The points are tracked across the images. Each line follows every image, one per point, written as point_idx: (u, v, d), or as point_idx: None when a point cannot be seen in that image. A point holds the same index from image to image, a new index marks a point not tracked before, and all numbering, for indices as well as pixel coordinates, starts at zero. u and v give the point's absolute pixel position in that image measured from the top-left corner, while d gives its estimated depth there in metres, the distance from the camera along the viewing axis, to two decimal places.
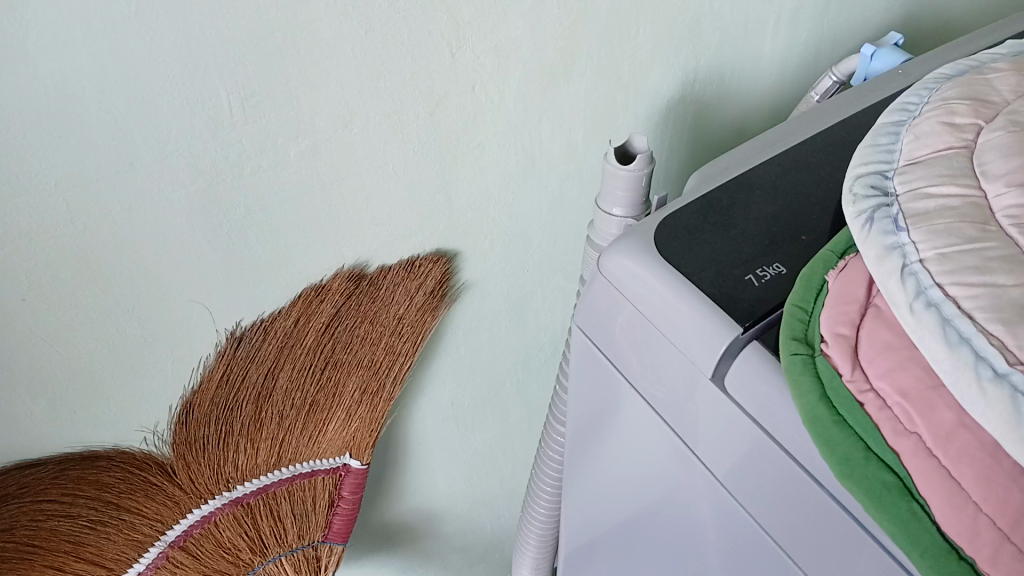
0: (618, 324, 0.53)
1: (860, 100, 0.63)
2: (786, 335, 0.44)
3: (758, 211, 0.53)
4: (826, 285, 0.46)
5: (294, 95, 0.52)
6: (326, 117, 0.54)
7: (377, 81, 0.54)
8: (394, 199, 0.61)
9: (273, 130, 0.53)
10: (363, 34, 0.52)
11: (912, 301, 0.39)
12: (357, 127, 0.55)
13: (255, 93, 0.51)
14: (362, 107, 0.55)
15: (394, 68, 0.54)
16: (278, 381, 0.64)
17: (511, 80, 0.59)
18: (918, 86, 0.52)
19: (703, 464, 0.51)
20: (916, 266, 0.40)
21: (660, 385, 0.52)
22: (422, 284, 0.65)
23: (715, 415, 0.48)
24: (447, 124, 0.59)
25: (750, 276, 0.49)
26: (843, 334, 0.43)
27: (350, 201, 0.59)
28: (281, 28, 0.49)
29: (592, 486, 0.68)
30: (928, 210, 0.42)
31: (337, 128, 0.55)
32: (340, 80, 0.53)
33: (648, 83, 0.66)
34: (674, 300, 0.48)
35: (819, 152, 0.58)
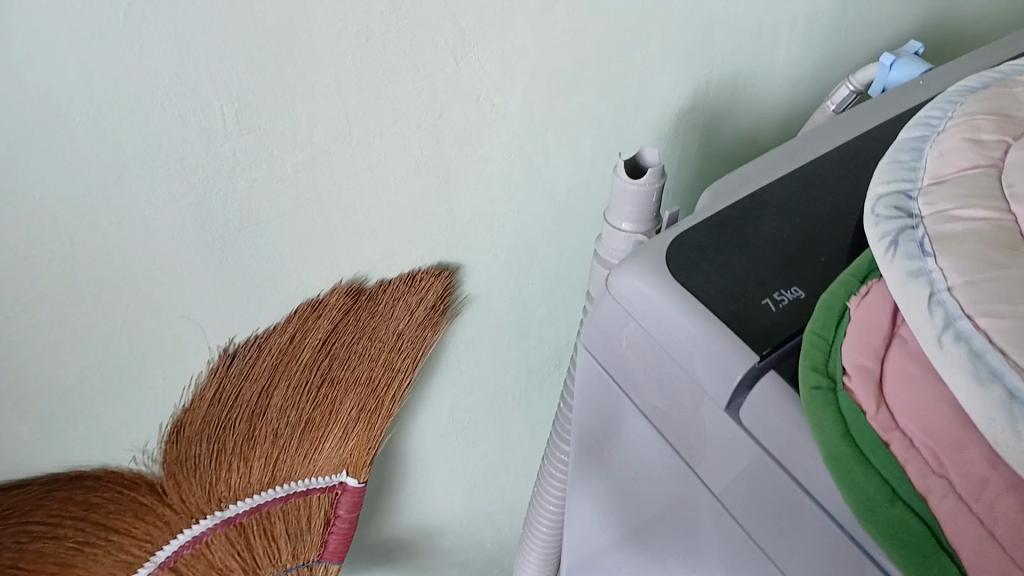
0: (628, 349, 0.51)
1: (880, 113, 0.60)
2: (806, 366, 0.42)
3: (774, 230, 0.51)
4: (848, 311, 0.44)
5: (291, 108, 0.50)
6: (324, 128, 0.52)
7: (377, 90, 0.52)
8: (396, 211, 0.58)
9: (268, 140, 0.50)
10: (364, 42, 0.49)
11: (942, 334, 0.37)
12: (356, 138, 0.53)
13: (250, 104, 0.48)
14: (363, 117, 0.52)
15: (396, 78, 0.52)
16: (273, 399, 0.62)
17: (518, 89, 0.57)
18: (933, 111, 0.52)
19: (715, 497, 0.48)
20: (944, 294, 0.38)
21: (671, 414, 0.49)
22: (423, 298, 0.63)
23: (727, 448, 0.46)
24: (450, 136, 0.56)
25: (766, 300, 0.47)
26: (866, 367, 0.40)
27: (348, 216, 0.56)
28: (278, 38, 0.47)
29: (598, 508, 0.66)
30: (954, 235, 0.41)
31: (335, 139, 0.52)
32: (339, 91, 0.50)
33: (659, 92, 0.64)
34: (688, 329, 0.46)
35: (837, 167, 0.55)
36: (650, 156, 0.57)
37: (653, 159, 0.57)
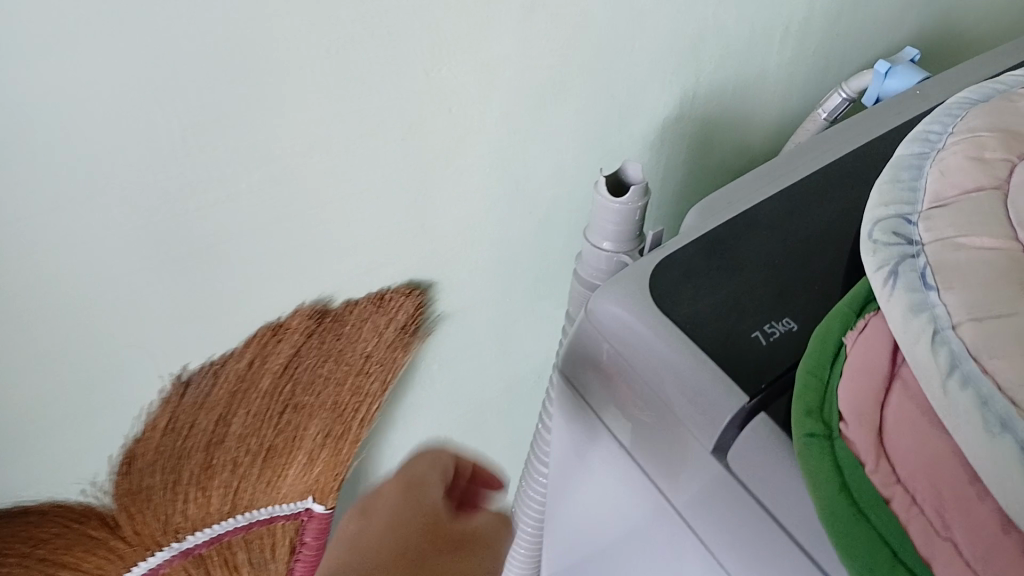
0: (604, 381, 0.47)
1: (876, 124, 0.57)
2: (800, 411, 0.39)
3: (766, 254, 0.48)
4: (844, 349, 0.41)
5: (247, 125, 0.45)
6: (285, 144, 0.47)
7: (342, 104, 0.47)
8: (364, 229, 0.54)
9: (223, 159, 0.46)
10: (329, 52, 0.45)
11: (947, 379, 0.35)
12: (319, 154, 0.49)
13: (205, 121, 0.44)
14: (327, 131, 0.48)
15: (364, 91, 0.48)
16: (231, 428, 0.58)
17: (495, 99, 0.53)
18: (925, 133, 0.50)
19: (692, 542, 0.45)
20: (949, 333, 0.36)
21: (648, 453, 0.46)
22: (393, 319, 0.59)
23: (704, 497, 0.43)
24: (422, 150, 0.52)
25: (756, 332, 0.43)
26: (865, 414, 0.37)
27: (313, 235, 0.53)
28: (232, 51, 0.42)
29: (575, 538, 0.63)
30: (959, 268, 0.38)
31: (297, 155, 0.48)
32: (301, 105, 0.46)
33: (645, 101, 0.60)
34: (672, 365, 0.43)
35: (832, 183, 0.52)
36: (634, 171, 0.54)
37: (638, 174, 0.53)
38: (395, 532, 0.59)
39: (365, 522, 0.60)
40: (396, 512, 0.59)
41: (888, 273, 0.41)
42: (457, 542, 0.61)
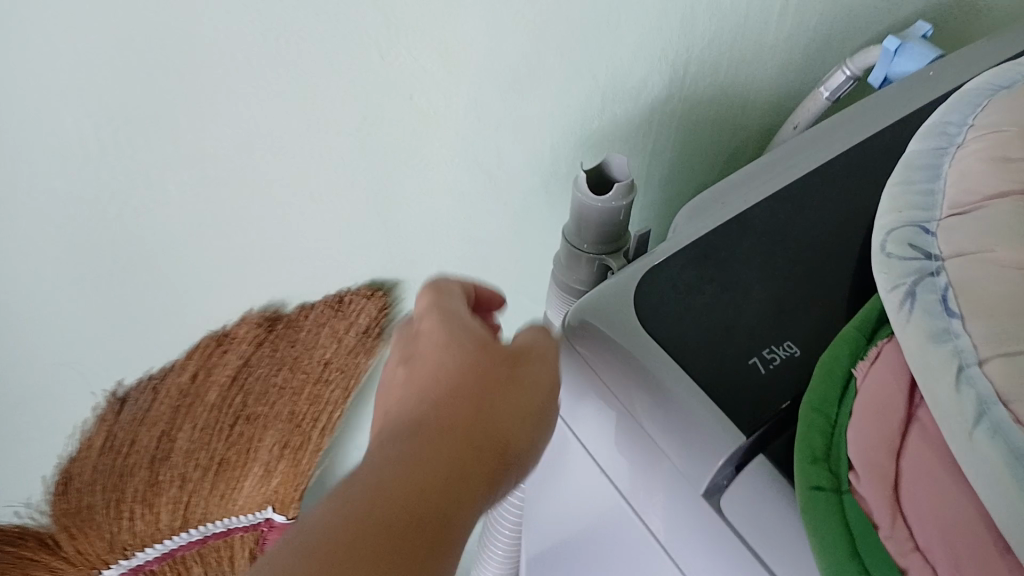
0: (575, 405, 0.42)
1: (886, 112, 0.52)
2: (805, 458, 0.34)
3: (765, 265, 0.43)
4: (853, 384, 0.36)
5: (178, 121, 0.39)
6: (222, 142, 0.41)
7: (286, 95, 0.41)
8: (319, 227, 0.49)
9: (148, 161, 0.40)
10: (269, 38, 0.39)
11: (973, 427, 0.31)
12: (260, 151, 0.43)
13: (122, 121, 0.38)
14: (271, 126, 0.42)
15: (310, 79, 0.41)
16: (176, 443, 0.53)
17: (463, 86, 0.47)
18: (936, 131, 0.45)
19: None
20: (974, 371, 0.32)
21: (625, 485, 0.41)
22: (353, 324, 0.54)
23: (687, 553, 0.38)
24: (384, 142, 0.47)
25: (754, 359, 0.39)
26: (879, 467, 0.33)
27: (260, 237, 0.47)
28: (148, 40, 0.36)
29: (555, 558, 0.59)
30: (984, 293, 0.35)
31: (236, 153, 0.42)
32: (238, 97, 0.40)
33: (632, 82, 0.54)
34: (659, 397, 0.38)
35: (839, 180, 0.47)
36: (618, 165, 0.48)
37: (622, 168, 0.48)
38: (459, 378, 0.37)
39: (416, 366, 0.38)
40: (455, 352, 0.38)
41: (904, 294, 0.36)
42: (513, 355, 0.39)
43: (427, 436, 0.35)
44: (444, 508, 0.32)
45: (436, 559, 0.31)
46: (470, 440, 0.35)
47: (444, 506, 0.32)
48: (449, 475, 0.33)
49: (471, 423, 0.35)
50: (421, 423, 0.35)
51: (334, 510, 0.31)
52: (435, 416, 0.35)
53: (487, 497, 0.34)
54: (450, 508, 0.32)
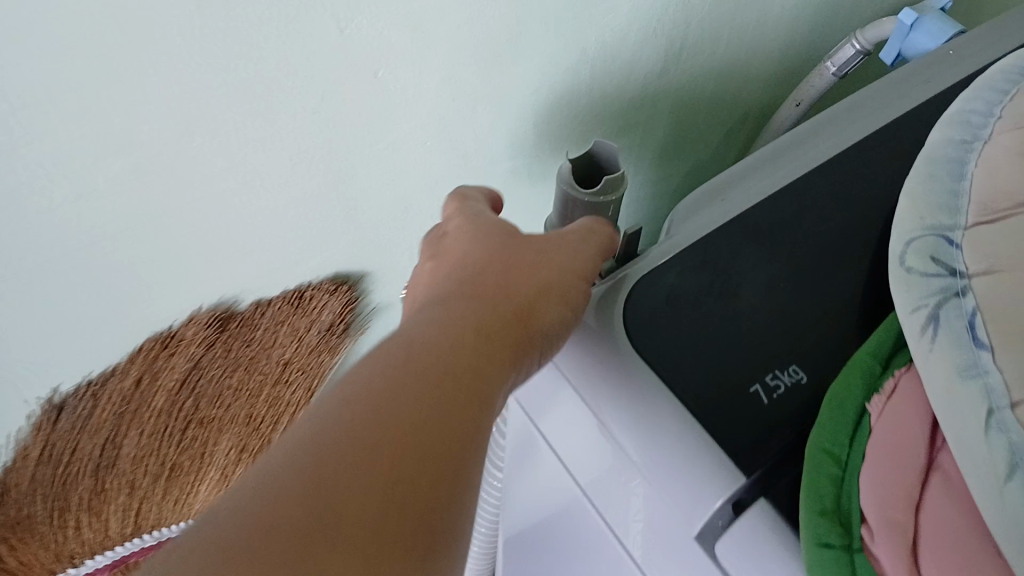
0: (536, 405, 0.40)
1: (903, 98, 0.47)
2: (812, 507, 0.31)
3: (767, 275, 0.38)
4: (865, 421, 0.32)
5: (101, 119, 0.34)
6: (155, 129, 0.36)
7: (230, 80, 0.36)
8: (275, 220, 0.44)
9: (70, 155, 0.35)
10: (203, 25, 0.33)
11: (1005, 483, 0.28)
12: (201, 137, 0.37)
13: (34, 111, 0.32)
14: (213, 112, 0.37)
15: (258, 62, 0.36)
16: (122, 450, 0.50)
17: (435, 64, 0.41)
18: (959, 119, 0.41)
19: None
20: (1007, 417, 0.29)
21: (582, 486, 0.39)
22: (314, 320, 0.52)
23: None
24: (344, 128, 0.41)
25: (756, 388, 0.35)
26: (896, 522, 0.29)
27: (209, 232, 0.42)
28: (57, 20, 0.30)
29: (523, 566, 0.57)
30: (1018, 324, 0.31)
31: (173, 143, 0.37)
32: (173, 83, 0.34)
33: (624, 54, 0.48)
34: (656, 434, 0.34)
35: (849, 175, 0.43)
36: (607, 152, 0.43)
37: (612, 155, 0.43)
38: (483, 262, 0.36)
39: (443, 261, 0.37)
40: (479, 240, 0.37)
41: (927, 319, 0.32)
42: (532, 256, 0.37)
43: (451, 304, 0.33)
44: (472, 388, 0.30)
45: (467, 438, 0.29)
46: (494, 305, 0.33)
47: (469, 390, 0.30)
48: (473, 334, 0.32)
49: (499, 304, 0.34)
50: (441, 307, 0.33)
51: (351, 395, 0.28)
52: (455, 305, 0.33)
53: (519, 362, 0.32)
54: (477, 392, 0.30)
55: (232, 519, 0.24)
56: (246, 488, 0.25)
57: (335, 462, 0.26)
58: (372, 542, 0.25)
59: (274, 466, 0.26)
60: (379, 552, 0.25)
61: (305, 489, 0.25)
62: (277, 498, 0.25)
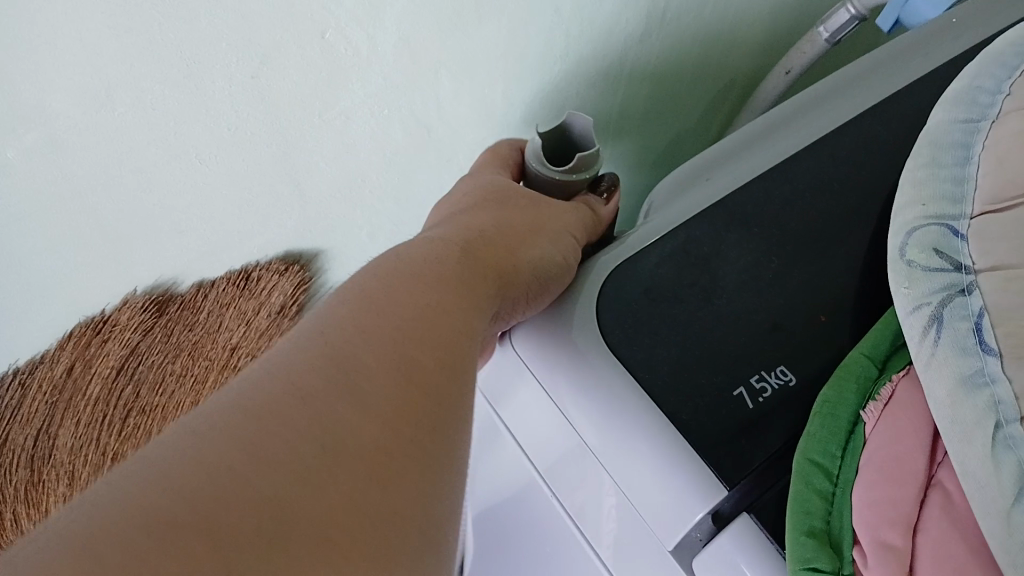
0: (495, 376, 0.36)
1: (904, 70, 0.43)
2: (799, 526, 0.28)
3: (754, 265, 0.35)
4: (860, 430, 0.30)
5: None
6: (64, 96, 0.34)
7: (143, 41, 0.33)
8: (222, 184, 0.44)
9: None
10: None
11: (1013, 509, 0.25)
12: (121, 104, 0.36)
13: None
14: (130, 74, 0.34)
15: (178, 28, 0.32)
16: (65, 425, 0.59)
17: (388, 24, 0.36)
18: (971, 88, 0.37)
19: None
20: (1016, 434, 0.26)
21: (540, 472, 0.34)
22: (260, 302, 0.56)
23: None
24: (282, 96, 0.38)
25: (740, 390, 0.32)
26: (891, 547, 0.27)
27: (139, 202, 0.43)
28: None
29: None
30: None
31: (86, 110, 0.36)
32: (82, 44, 0.32)
33: (610, 21, 0.43)
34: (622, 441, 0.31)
35: (844, 154, 0.39)
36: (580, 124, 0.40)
37: (585, 132, 0.39)
38: (478, 201, 0.40)
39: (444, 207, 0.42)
40: (476, 187, 0.41)
41: (929, 318, 0.29)
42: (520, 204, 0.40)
43: (447, 229, 0.37)
44: (449, 334, 0.30)
45: (444, 387, 0.28)
46: (485, 235, 0.37)
47: (456, 318, 0.31)
48: (462, 253, 0.35)
49: (479, 254, 0.35)
50: (412, 262, 0.33)
51: (327, 339, 0.28)
52: (438, 250, 0.34)
53: (504, 292, 0.34)
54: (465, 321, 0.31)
55: (212, 428, 0.24)
56: (219, 412, 0.25)
57: (307, 400, 0.25)
58: (372, 434, 0.25)
59: (247, 394, 0.25)
60: (381, 441, 0.25)
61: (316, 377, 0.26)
62: (245, 430, 0.24)
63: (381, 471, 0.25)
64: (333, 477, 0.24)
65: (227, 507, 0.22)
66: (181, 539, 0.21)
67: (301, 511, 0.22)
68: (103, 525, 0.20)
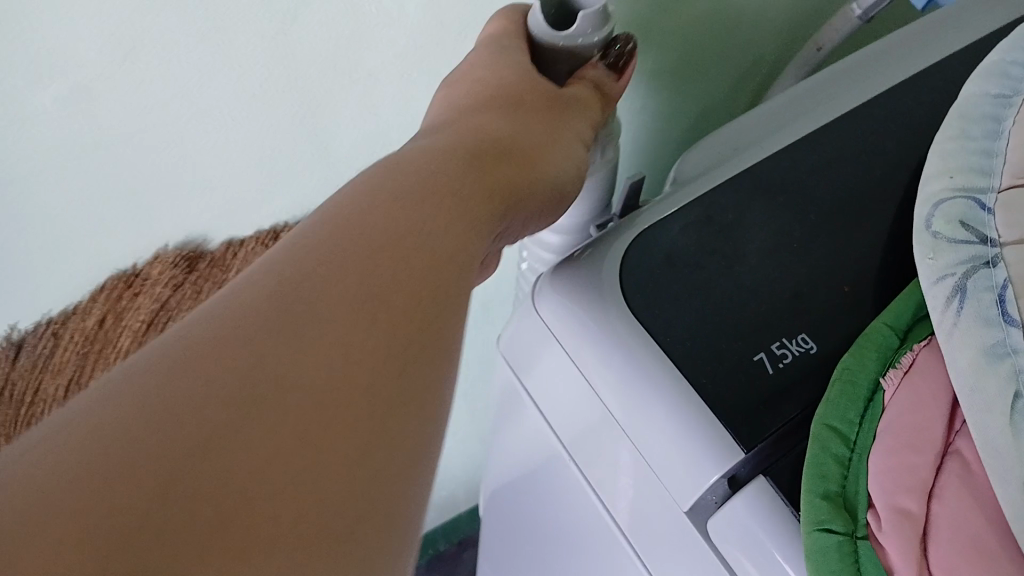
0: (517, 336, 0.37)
1: (936, 44, 0.43)
2: (815, 489, 0.28)
3: (779, 235, 0.36)
4: (880, 396, 0.30)
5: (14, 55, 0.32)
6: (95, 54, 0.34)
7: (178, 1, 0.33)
8: (241, 150, 0.42)
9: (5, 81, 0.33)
10: None
11: None
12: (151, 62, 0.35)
13: None
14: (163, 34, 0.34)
15: None
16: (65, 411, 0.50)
17: None
18: (1004, 62, 0.36)
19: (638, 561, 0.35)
20: None
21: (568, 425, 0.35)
22: None
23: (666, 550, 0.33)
24: (312, 58, 0.38)
25: (761, 356, 0.32)
26: (906, 511, 0.27)
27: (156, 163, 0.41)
28: None
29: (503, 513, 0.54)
30: None
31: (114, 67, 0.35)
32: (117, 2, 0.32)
33: None
34: (643, 390, 0.32)
35: (872, 128, 0.39)
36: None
37: None
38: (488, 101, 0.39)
39: (456, 87, 0.40)
40: (493, 81, 0.39)
41: (953, 288, 0.29)
42: (543, 115, 0.40)
43: (449, 133, 0.35)
44: (435, 252, 0.28)
45: (427, 311, 0.27)
46: (492, 148, 0.35)
47: (451, 239, 0.29)
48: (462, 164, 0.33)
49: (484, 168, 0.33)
50: (415, 167, 0.31)
51: (299, 266, 0.26)
52: (439, 158, 0.32)
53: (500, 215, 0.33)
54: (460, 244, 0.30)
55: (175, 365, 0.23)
56: (187, 343, 0.24)
57: (280, 326, 0.25)
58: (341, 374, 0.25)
59: (216, 327, 0.24)
60: (351, 381, 0.25)
61: (288, 310, 0.25)
62: (216, 358, 0.24)
63: (348, 412, 0.24)
64: (293, 421, 0.23)
65: (196, 438, 0.22)
66: (148, 476, 0.21)
67: (262, 456, 0.22)
68: (52, 476, 0.21)
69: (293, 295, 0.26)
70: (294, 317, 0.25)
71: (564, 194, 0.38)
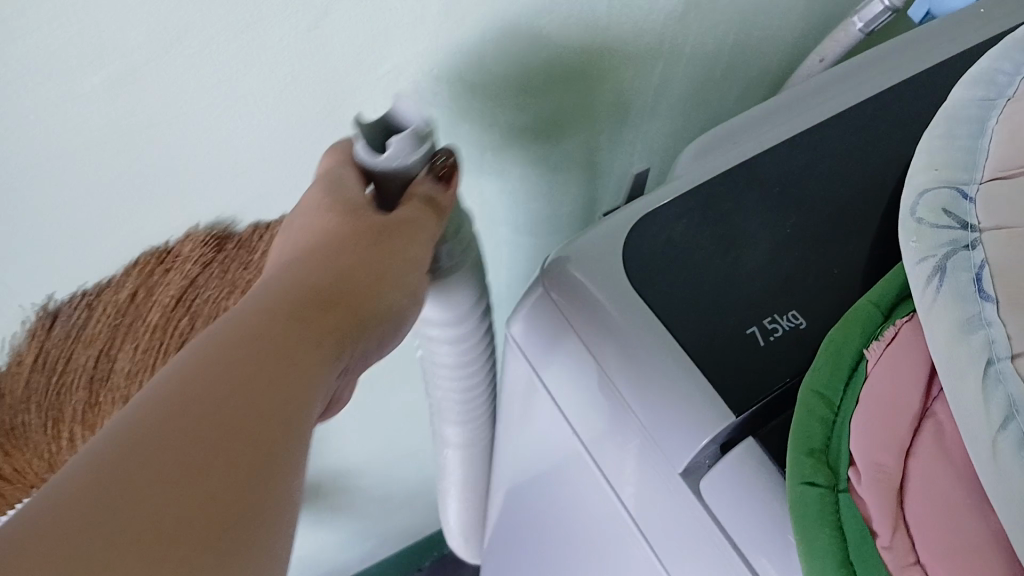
0: (527, 330, 0.40)
1: (929, 53, 0.45)
2: (799, 447, 0.31)
3: (774, 222, 0.38)
4: (863, 366, 0.32)
5: (17, 69, 0.34)
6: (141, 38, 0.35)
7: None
8: (270, 139, 0.44)
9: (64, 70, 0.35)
10: None
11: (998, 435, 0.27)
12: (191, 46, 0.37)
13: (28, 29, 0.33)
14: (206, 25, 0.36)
15: None
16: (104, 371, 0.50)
17: None
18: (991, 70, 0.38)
19: (636, 531, 0.38)
20: (1005, 370, 0.28)
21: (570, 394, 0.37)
22: None
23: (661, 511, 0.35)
24: (343, 52, 0.41)
25: (753, 329, 0.35)
26: (882, 467, 0.29)
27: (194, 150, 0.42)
28: None
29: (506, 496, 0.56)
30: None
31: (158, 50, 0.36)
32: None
33: None
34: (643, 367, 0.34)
35: (866, 127, 0.42)
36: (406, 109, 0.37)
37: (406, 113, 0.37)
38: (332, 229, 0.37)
39: (290, 231, 0.38)
40: (327, 210, 0.37)
41: (932, 269, 0.31)
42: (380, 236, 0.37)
43: (305, 259, 0.36)
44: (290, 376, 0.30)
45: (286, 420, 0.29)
46: (336, 277, 0.35)
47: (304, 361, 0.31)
48: (309, 293, 0.34)
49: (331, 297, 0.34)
50: (255, 304, 0.33)
51: (179, 390, 0.28)
52: (285, 293, 0.33)
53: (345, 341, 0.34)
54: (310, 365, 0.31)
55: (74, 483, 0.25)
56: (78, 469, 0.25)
57: (168, 436, 0.26)
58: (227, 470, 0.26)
59: (105, 450, 0.26)
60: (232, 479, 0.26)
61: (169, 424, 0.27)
62: (108, 473, 0.25)
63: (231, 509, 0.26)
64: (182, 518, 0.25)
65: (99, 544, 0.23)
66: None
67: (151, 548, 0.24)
68: None
69: (179, 413, 0.27)
70: (182, 432, 0.27)
71: (399, 314, 0.38)
